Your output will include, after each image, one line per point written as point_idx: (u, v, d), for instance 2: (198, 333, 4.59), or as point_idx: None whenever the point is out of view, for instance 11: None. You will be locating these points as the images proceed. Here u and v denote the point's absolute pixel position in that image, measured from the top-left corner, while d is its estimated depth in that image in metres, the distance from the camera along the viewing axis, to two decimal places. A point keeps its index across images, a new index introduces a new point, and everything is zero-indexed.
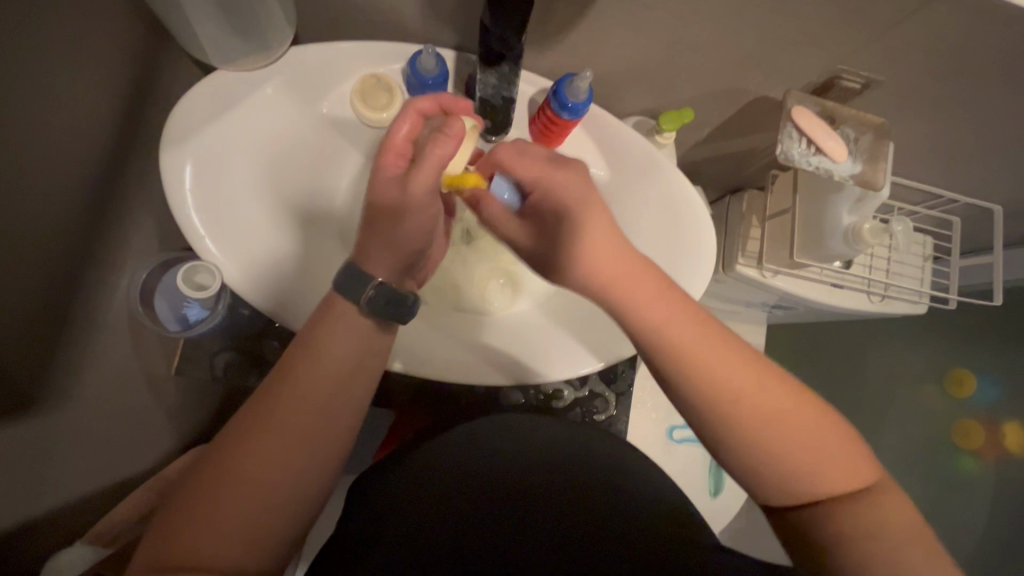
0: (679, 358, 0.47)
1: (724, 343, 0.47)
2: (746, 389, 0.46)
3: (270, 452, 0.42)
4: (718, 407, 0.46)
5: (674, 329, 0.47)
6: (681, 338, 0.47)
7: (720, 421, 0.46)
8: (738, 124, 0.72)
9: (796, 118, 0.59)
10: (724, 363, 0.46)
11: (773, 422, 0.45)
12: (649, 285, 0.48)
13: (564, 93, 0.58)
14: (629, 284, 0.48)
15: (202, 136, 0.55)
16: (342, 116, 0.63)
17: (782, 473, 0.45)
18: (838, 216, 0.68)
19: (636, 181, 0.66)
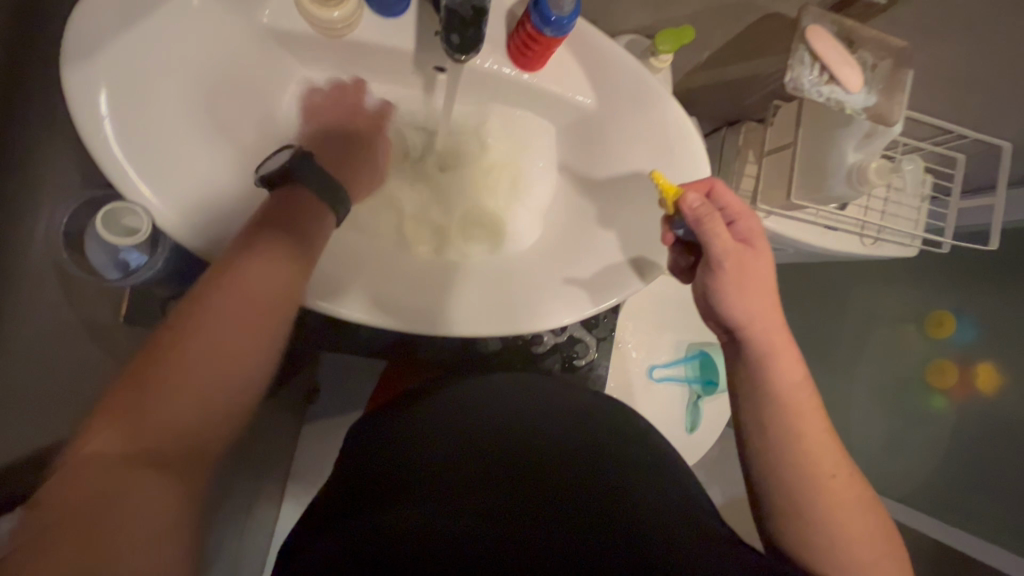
0: (790, 424, 0.51)
1: (824, 433, 0.51)
2: (836, 463, 0.50)
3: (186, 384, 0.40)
4: (810, 477, 0.49)
5: (801, 394, 0.52)
6: (803, 403, 0.52)
7: (788, 475, 0.50)
8: (742, 45, 0.64)
9: (810, 39, 0.52)
10: (817, 441, 0.51)
11: (847, 501, 0.49)
12: (785, 352, 0.53)
13: (544, 3, 0.50)
14: (768, 330, 0.53)
15: (118, 46, 0.46)
16: (286, 28, 0.54)
17: (845, 547, 0.47)
18: (842, 153, 0.62)
19: (628, 108, 0.60)
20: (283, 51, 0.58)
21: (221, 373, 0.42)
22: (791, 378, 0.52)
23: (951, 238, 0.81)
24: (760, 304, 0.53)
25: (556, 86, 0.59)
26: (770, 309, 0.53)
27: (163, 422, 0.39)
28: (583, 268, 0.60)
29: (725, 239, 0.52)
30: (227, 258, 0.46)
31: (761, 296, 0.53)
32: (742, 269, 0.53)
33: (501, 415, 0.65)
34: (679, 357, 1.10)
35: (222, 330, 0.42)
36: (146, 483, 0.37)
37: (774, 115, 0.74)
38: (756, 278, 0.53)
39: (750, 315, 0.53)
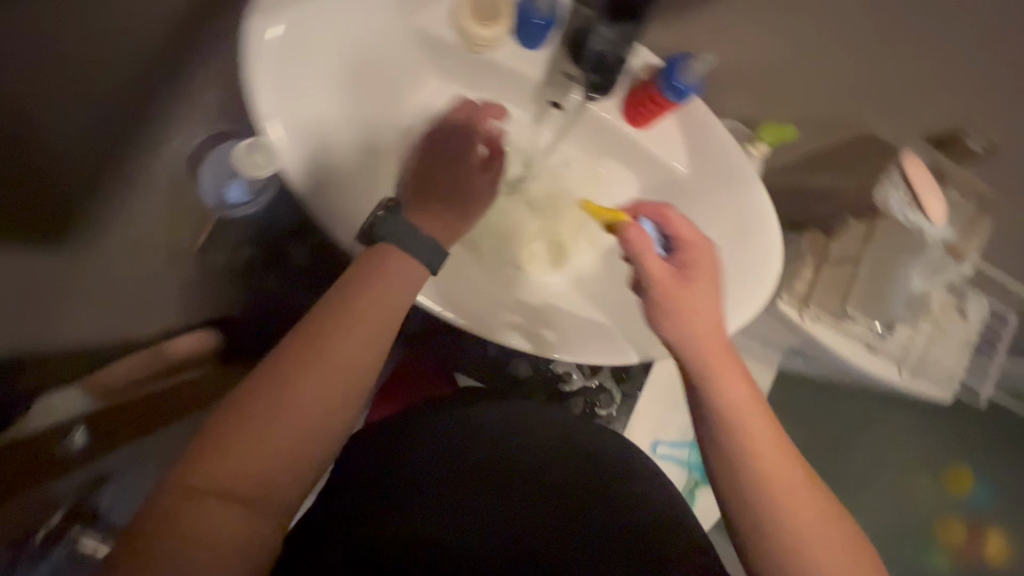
0: (763, 475, 0.46)
1: (816, 503, 0.46)
2: (817, 528, 0.45)
3: (293, 406, 0.40)
4: (781, 529, 0.45)
5: (761, 448, 0.47)
6: (768, 459, 0.47)
7: (760, 524, 0.46)
8: (833, 159, 0.68)
9: (906, 165, 0.56)
10: (808, 514, 0.46)
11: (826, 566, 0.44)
12: (752, 415, 0.49)
13: (675, 72, 0.56)
14: (740, 410, 0.49)
15: (299, 12, 0.52)
16: (436, 34, 0.59)
17: None
18: (908, 276, 0.66)
19: (715, 184, 0.63)
20: (423, 53, 0.62)
21: (325, 395, 0.41)
22: (755, 430, 0.48)
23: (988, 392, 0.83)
24: (728, 387, 0.50)
25: (654, 149, 0.63)
26: (733, 387, 0.49)
27: (247, 458, 0.39)
28: (637, 318, 0.62)
29: (692, 331, 0.51)
30: (347, 286, 0.44)
31: (727, 376, 0.50)
32: (712, 360, 0.50)
33: (531, 461, 0.63)
34: (686, 442, 1.08)
35: (346, 353, 0.42)
36: (226, 518, 0.38)
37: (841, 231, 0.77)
38: (711, 351, 0.50)
39: (721, 394, 0.49)
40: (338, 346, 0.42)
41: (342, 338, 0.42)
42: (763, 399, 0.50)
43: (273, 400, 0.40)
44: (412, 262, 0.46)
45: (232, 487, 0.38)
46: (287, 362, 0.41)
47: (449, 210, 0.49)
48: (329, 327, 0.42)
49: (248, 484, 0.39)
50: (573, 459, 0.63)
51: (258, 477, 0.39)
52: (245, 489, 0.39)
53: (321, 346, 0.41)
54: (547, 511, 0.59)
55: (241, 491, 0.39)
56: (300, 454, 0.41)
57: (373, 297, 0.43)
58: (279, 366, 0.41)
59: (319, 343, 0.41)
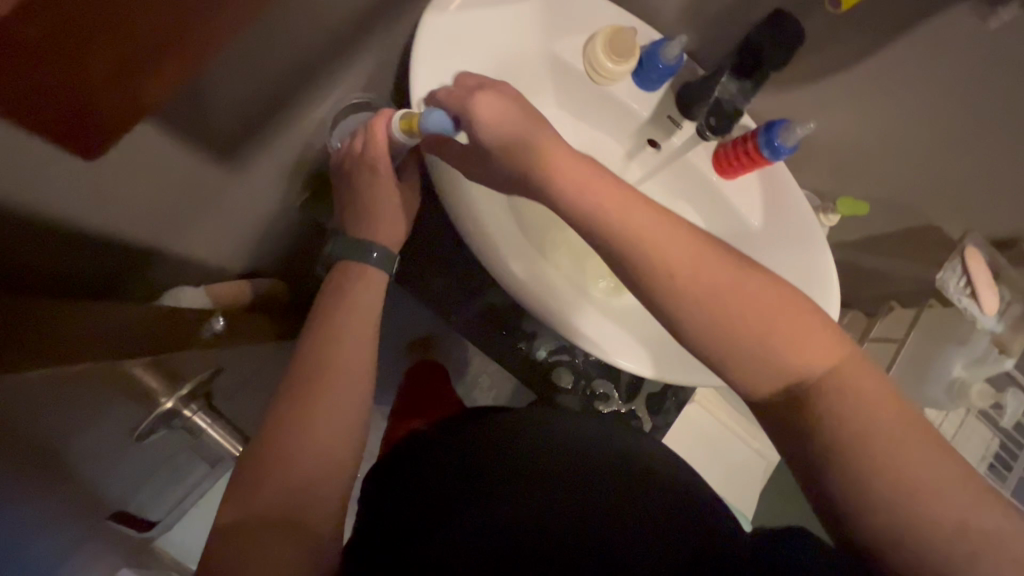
0: (762, 362, 0.40)
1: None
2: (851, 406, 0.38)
3: (322, 391, 0.49)
4: (824, 424, 0.38)
5: (778, 346, 0.40)
6: (757, 336, 0.40)
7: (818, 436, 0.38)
8: (894, 245, 0.72)
9: (968, 255, 0.61)
10: (939, 468, 0.36)
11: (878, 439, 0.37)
12: (736, 286, 0.41)
13: (774, 131, 0.62)
14: (886, 435, 0.37)
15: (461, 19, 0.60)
16: (567, 60, 0.66)
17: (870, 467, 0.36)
18: (949, 364, 0.69)
19: (789, 241, 0.69)
20: (547, 81, 0.68)
21: (338, 381, 0.50)
22: (745, 308, 0.41)
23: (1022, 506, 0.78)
24: (862, 425, 0.37)
25: (736, 199, 0.69)
26: (874, 418, 0.37)
27: (293, 431, 0.46)
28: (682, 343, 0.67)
29: (804, 379, 0.40)
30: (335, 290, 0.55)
31: (864, 415, 0.37)
32: (837, 389, 0.38)
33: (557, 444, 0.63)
34: None
35: (344, 349, 0.51)
36: (298, 483, 0.44)
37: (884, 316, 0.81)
38: (822, 380, 0.39)
39: (857, 437, 0.37)
40: (348, 317, 0.53)
41: (339, 336, 0.52)
42: (918, 412, 0.38)
43: (297, 395, 0.48)
44: (362, 274, 0.57)
45: (288, 457, 0.45)
46: (284, 421, 0.47)
47: (381, 202, 0.59)
48: (322, 336, 0.52)
49: (298, 463, 0.45)
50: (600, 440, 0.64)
51: (309, 457, 0.46)
52: (303, 465, 0.45)
53: (325, 350, 0.51)
54: (586, 483, 0.59)
55: (297, 472, 0.44)
56: (340, 437, 0.48)
57: (354, 302, 0.54)
58: (289, 401, 0.48)
59: (322, 348, 0.51)
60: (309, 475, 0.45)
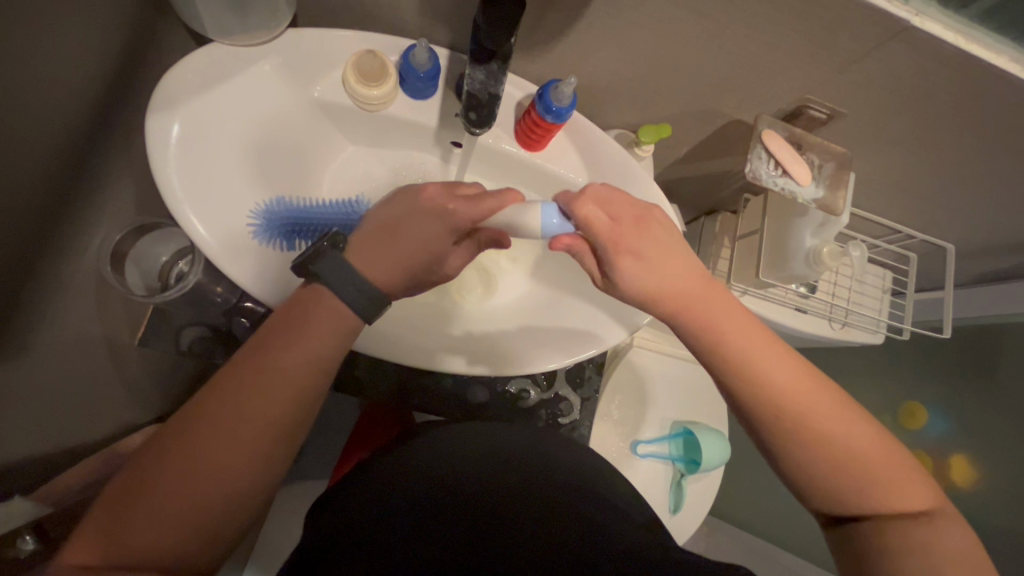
0: (760, 385, 0.50)
1: (896, 455, 0.49)
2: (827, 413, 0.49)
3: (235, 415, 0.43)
4: (811, 421, 0.49)
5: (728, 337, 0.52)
6: (748, 351, 0.51)
7: (800, 462, 0.49)
8: (713, 144, 0.75)
9: (766, 140, 0.63)
10: (896, 484, 0.47)
11: (855, 438, 0.48)
12: (716, 304, 0.54)
13: (547, 97, 0.61)
14: (801, 400, 0.49)
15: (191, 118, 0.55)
16: (333, 101, 0.64)
17: (821, 471, 0.48)
18: (801, 239, 0.71)
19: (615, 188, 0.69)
20: (327, 120, 0.67)
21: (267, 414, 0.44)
22: (735, 326, 0.52)
23: (911, 326, 0.89)
24: (772, 395, 0.50)
25: (551, 166, 0.68)
26: (779, 381, 0.50)
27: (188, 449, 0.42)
28: (559, 329, 0.66)
29: (706, 350, 0.53)
30: (282, 316, 0.48)
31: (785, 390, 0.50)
32: (750, 369, 0.51)
33: (493, 446, 0.69)
34: (663, 435, 1.10)
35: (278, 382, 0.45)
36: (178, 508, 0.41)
37: (744, 206, 0.84)
38: (740, 351, 0.51)
39: (773, 404, 0.50)
40: (291, 359, 0.46)
41: (272, 364, 0.45)
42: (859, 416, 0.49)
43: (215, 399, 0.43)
44: (320, 305, 0.48)
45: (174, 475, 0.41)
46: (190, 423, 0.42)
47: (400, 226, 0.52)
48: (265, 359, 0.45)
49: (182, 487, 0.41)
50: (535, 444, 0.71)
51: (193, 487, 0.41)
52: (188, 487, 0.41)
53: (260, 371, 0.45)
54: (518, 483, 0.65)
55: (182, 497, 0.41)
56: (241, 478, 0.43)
57: (300, 329, 0.47)
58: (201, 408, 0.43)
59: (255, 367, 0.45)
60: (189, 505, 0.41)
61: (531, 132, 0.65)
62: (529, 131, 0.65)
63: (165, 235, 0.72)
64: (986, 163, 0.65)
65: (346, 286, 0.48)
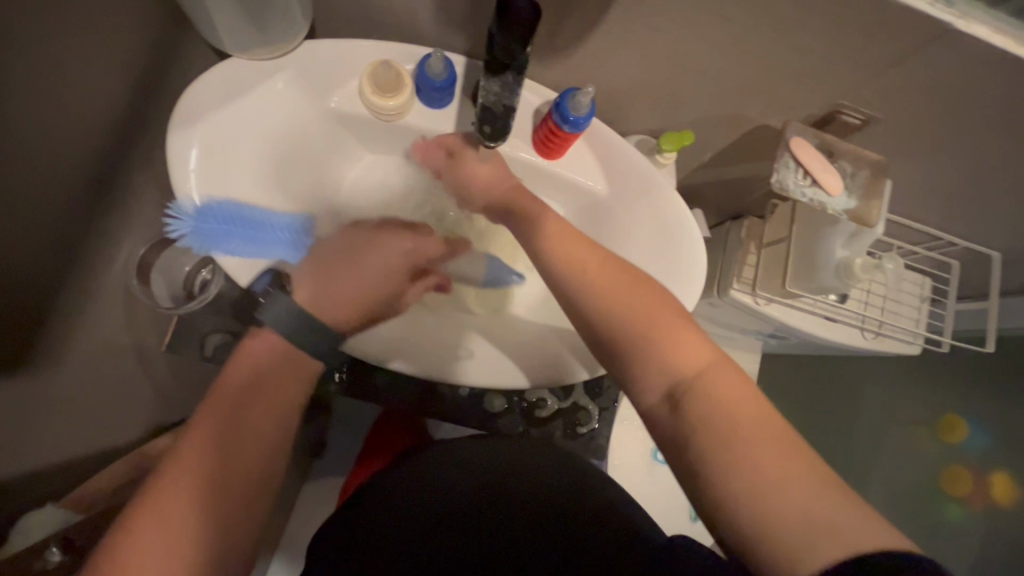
0: (636, 338, 0.48)
1: (711, 384, 0.44)
2: (697, 364, 0.46)
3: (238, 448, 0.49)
4: (676, 365, 0.46)
5: (612, 294, 0.51)
6: (631, 311, 0.50)
7: (674, 405, 0.45)
8: (740, 149, 0.72)
9: (792, 148, 0.60)
10: (760, 424, 0.42)
11: (724, 386, 0.44)
12: (618, 278, 0.52)
13: (565, 106, 0.59)
14: (666, 353, 0.47)
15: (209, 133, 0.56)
16: (349, 111, 0.64)
17: (693, 410, 0.44)
18: (831, 249, 0.68)
19: (635, 198, 0.67)
20: (343, 129, 0.67)
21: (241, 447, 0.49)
22: (623, 288, 0.51)
23: (951, 338, 0.84)
24: (651, 349, 0.48)
25: (570, 175, 0.67)
26: (651, 339, 0.48)
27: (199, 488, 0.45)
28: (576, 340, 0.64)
29: (601, 318, 0.51)
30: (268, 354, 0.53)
31: (654, 346, 0.47)
32: (618, 322, 0.50)
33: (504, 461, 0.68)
34: None
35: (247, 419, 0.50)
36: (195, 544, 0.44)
37: (772, 212, 0.81)
38: (623, 309, 0.50)
39: (640, 357, 0.48)
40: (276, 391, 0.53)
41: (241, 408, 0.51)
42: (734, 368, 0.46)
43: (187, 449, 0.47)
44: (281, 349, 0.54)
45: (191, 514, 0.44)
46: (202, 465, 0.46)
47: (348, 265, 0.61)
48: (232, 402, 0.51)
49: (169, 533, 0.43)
50: (547, 460, 0.68)
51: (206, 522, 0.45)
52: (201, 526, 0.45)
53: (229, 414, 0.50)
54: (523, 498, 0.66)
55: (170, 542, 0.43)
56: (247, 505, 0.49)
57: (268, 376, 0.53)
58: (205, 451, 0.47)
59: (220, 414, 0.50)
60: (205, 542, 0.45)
61: (547, 140, 0.63)
62: (546, 139, 0.64)
63: (186, 248, 0.70)
64: None
65: (279, 316, 0.53)
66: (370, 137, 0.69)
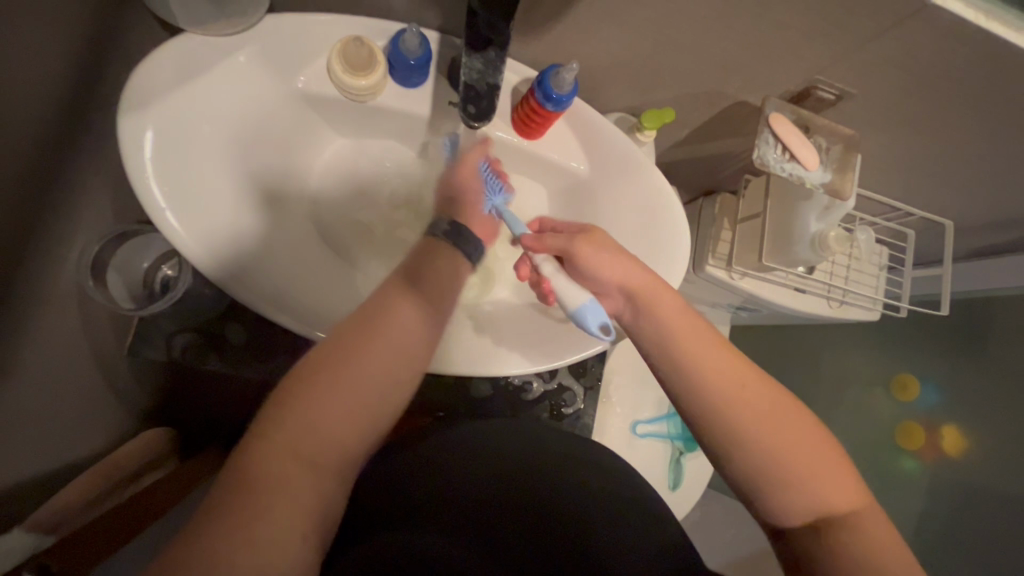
0: (755, 445, 0.49)
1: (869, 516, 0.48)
2: (814, 475, 0.48)
3: (374, 357, 0.44)
4: (799, 471, 0.48)
5: (720, 378, 0.51)
6: (755, 405, 0.50)
7: (781, 501, 0.48)
8: (716, 126, 0.73)
9: (773, 125, 0.61)
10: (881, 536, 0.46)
11: (840, 497, 0.48)
12: (718, 356, 0.52)
13: (547, 83, 0.58)
14: (773, 431, 0.49)
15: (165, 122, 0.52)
16: (318, 92, 0.60)
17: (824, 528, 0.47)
18: (805, 224, 0.70)
19: (618, 178, 0.66)
20: (312, 111, 0.64)
21: (385, 376, 0.44)
22: (737, 393, 0.51)
23: (908, 303, 0.89)
24: (772, 453, 0.48)
25: (552, 156, 0.66)
26: (769, 431, 0.49)
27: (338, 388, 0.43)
28: (553, 319, 0.65)
29: (695, 400, 0.51)
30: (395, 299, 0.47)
31: (761, 428, 0.49)
32: (734, 426, 0.49)
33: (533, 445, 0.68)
34: (661, 415, 1.11)
35: (359, 384, 0.43)
36: (319, 445, 0.42)
37: (745, 188, 0.83)
38: (745, 406, 0.50)
39: (751, 448, 0.49)
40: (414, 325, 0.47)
41: (350, 370, 0.43)
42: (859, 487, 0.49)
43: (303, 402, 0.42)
44: (390, 312, 0.46)
45: (328, 403, 0.42)
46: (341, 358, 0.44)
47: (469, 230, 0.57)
48: (355, 348, 0.44)
49: (296, 485, 0.41)
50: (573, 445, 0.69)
51: (339, 429, 0.43)
52: (332, 428, 0.42)
53: (337, 372, 0.43)
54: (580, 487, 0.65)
55: (302, 494, 0.41)
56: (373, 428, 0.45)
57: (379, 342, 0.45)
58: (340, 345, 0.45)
59: (326, 369, 0.43)
60: (328, 439, 0.42)
61: (526, 121, 0.62)
62: (524, 117, 0.62)
63: (142, 243, 0.68)
64: (995, 142, 0.64)
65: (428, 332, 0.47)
66: (340, 119, 0.65)
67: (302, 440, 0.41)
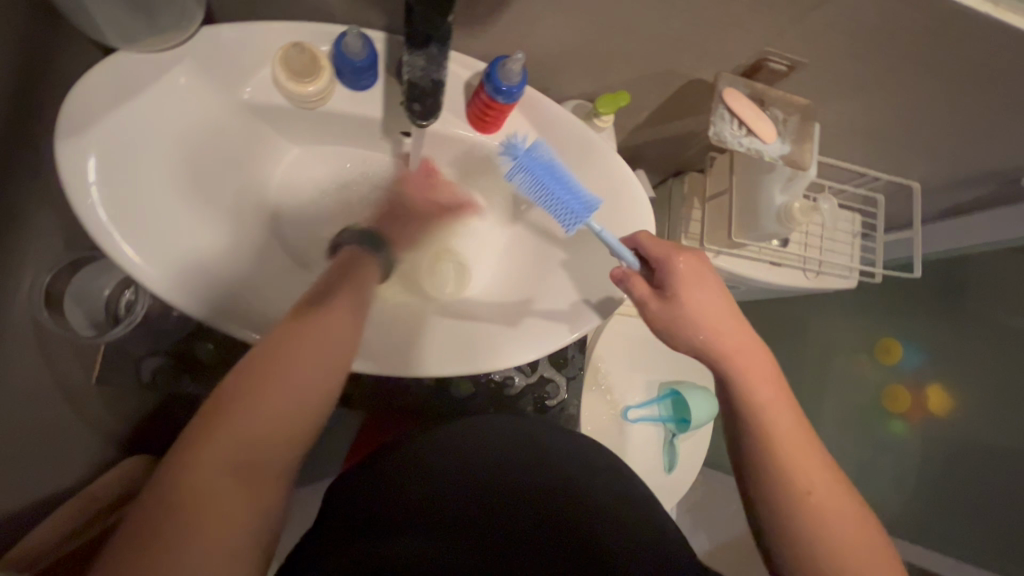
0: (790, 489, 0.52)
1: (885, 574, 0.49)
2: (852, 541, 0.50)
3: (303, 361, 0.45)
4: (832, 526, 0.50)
5: (779, 424, 0.54)
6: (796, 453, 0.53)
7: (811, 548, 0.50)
8: (675, 105, 0.73)
9: (726, 100, 0.61)
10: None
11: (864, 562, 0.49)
12: (781, 415, 0.55)
13: (496, 76, 0.57)
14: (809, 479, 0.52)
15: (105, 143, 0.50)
16: (265, 101, 0.59)
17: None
18: (771, 195, 0.70)
19: (578, 165, 0.66)
20: (262, 122, 0.63)
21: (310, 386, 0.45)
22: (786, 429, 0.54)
23: (883, 268, 0.89)
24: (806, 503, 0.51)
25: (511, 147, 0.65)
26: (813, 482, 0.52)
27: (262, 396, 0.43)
28: (522, 314, 0.64)
29: (760, 447, 0.54)
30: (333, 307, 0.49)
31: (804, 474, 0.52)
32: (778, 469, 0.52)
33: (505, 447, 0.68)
34: (651, 398, 1.11)
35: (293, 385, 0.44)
36: (244, 457, 0.42)
37: (711, 165, 0.83)
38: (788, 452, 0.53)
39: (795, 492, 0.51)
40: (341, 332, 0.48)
41: (286, 362, 0.45)
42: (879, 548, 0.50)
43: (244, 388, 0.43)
44: (327, 317, 0.48)
45: (250, 413, 0.43)
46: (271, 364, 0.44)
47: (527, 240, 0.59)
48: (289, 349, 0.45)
49: (223, 495, 0.40)
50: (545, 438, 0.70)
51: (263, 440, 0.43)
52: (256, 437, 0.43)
53: (265, 380, 0.44)
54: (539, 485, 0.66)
55: (230, 507, 0.41)
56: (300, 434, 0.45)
57: (318, 338, 0.46)
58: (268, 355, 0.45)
59: (269, 368, 0.44)
60: (252, 449, 0.42)
61: (482, 116, 0.61)
62: (480, 115, 0.61)
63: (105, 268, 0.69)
64: (948, 101, 0.64)
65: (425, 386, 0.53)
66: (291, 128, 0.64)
67: (224, 452, 0.41)
